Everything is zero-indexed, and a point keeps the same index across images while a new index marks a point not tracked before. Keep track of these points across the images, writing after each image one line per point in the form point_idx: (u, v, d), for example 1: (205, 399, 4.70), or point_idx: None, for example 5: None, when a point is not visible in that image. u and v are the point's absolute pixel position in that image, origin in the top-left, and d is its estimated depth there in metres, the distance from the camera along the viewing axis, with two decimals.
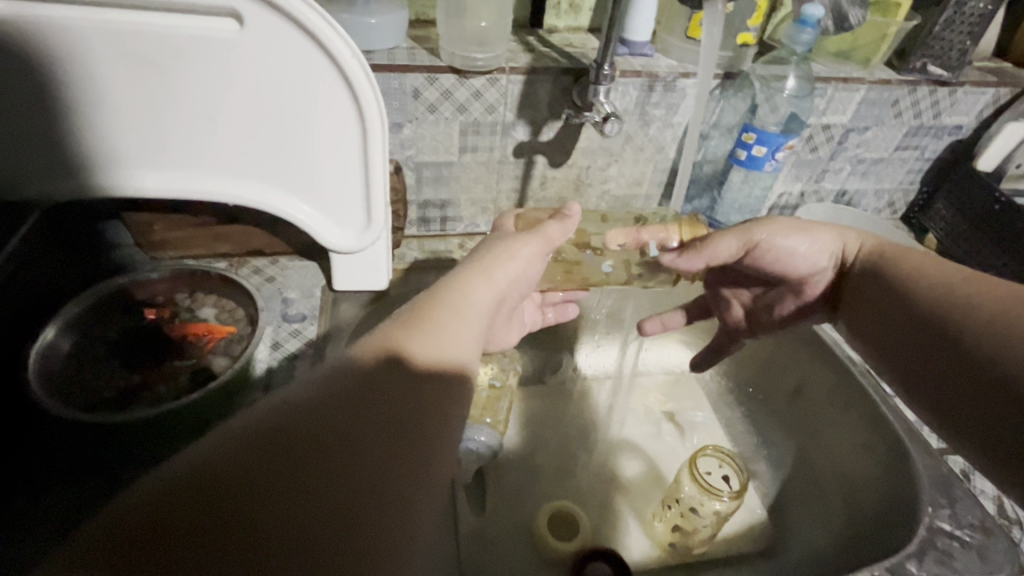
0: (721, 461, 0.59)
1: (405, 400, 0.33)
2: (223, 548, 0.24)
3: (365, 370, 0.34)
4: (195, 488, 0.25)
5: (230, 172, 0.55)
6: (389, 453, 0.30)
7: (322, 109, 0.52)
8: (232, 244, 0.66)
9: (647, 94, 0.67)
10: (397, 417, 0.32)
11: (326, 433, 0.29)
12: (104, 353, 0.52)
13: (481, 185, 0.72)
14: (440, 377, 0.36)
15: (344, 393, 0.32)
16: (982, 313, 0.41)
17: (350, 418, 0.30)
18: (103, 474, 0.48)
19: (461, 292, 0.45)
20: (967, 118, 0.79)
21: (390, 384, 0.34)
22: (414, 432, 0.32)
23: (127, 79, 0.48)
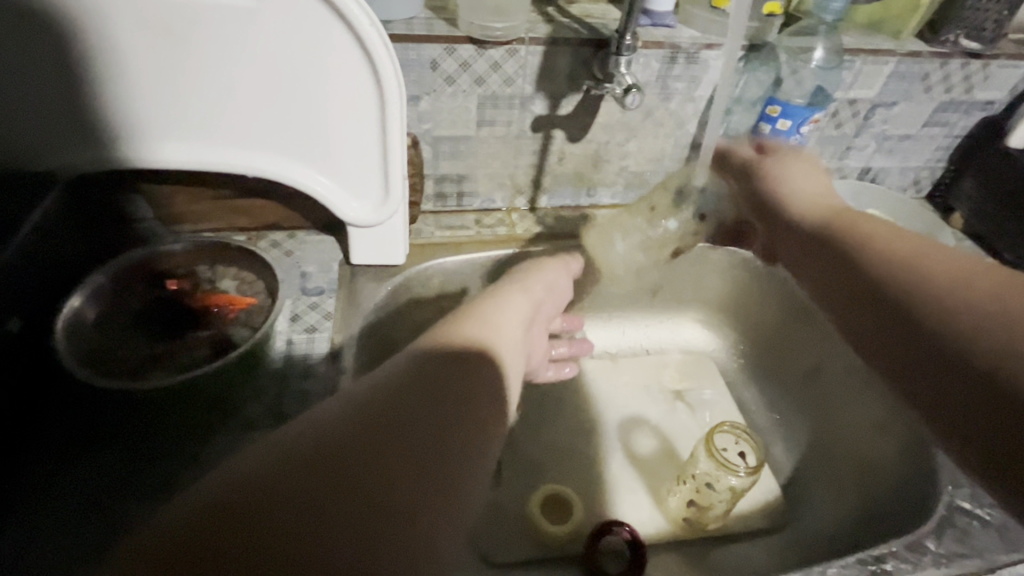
0: (737, 438, 0.59)
1: (438, 410, 0.34)
2: (259, 555, 0.25)
3: (396, 380, 0.35)
4: (231, 502, 0.26)
5: (249, 144, 0.55)
6: (418, 464, 0.31)
7: (341, 83, 0.52)
8: (250, 217, 0.66)
9: (668, 66, 0.65)
10: (427, 427, 0.33)
11: (359, 441, 0.30)
12: (127, 323, 0.53)
13: (498, 160, 0.71)
14: (465, 391, 0.37)
15: (374, 401, 0.33)
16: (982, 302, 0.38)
17: (381, 428, 0.31)
18: (129, 441, 0.49)
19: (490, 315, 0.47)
20: (1000, 93, 0.77)
21: (420, 391, 0.35)
22: (443, 443, 0.33)
23: (149, 49, 0.47)
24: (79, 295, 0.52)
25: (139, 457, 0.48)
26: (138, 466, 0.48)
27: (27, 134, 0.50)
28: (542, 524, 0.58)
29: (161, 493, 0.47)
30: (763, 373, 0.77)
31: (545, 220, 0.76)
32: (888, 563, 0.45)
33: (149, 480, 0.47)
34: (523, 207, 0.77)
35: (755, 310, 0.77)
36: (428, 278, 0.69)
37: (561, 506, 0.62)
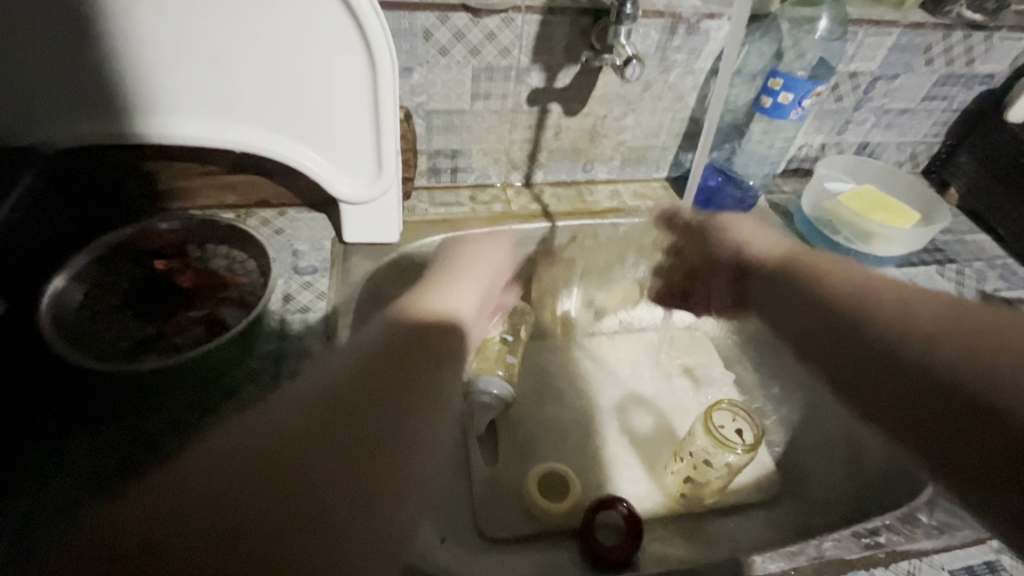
0: (734, 415, 0.60)
1: (376, 401, 0.34)
2: (208, 542, 0.26)
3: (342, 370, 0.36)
4: (179, 496, 0.27)
5: (236, 117, 0.53)
6: (359, 452, 0.31)
7: (335, 53, 0.50)
8: (239, 194, 0.65)
9: (668, 37, 0.63)
10: (365, 416, 0.33)
11: (294, 440, 0.30)
12: (115, 304, 0.51)
13: (493, 135, 0.69)
14: (412, 373, 0.38)
15: (321, 391, 0.34)
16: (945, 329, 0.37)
17: (316, 424, 0.31)
18: (124, 421, 0.48)
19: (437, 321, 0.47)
20: (1000, 66, 0.76)
21: (363, 377, 0.36)
22: (383, 430, 0.33)
23: (132, 11, 0.45)
24: (63, 276, 0.50)
25: (134, 437, 0.47)
26: (135, 446, 0.47)
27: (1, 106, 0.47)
28: (541, 503, 0.58)
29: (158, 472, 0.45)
30: None
31: (541, 196, 0.75)
32: (881, 535, 0.46)
33: (146, 460, 0.46)
34: (519, 183, 0.75)
35: None
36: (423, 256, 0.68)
37: (557, 484, 0.61)
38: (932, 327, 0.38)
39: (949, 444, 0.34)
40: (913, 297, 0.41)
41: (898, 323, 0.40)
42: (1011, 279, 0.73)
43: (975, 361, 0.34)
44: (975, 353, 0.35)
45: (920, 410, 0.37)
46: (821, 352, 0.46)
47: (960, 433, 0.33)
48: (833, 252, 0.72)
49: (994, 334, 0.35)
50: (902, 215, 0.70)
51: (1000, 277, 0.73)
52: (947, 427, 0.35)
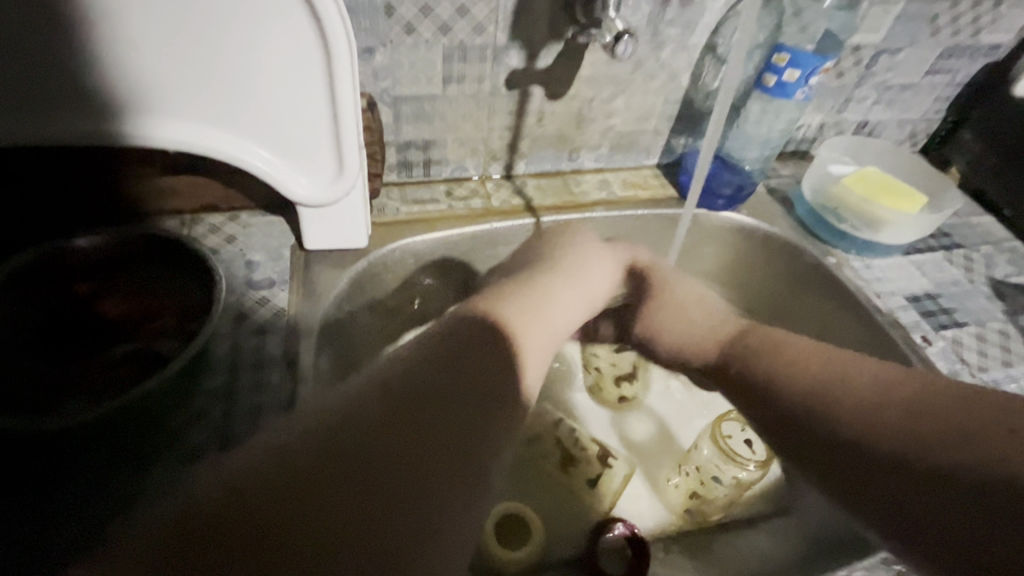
0: (744, 425, 0.55)
1: (435, 413, 0.33)
2: (281, 530, 0.25)
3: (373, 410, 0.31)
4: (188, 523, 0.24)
5: (171, 112, 0.45)
6: (417, 448, 0.31)
7: (284, 28, 0.42)
8: (180, 199, 0.57)
9: (661, 9, 0.57)
10: (436, 420, 0.32)
11: (352, 430, 0.30)
12: (32, 340, 0.43)
13: (470, 123, 0.62)
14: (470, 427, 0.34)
15: (387, 399, 0.32)
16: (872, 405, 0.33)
17: (389, 424, 0.31)
18: (45, 485, 0.40)
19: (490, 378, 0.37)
20: (1007, 36, 0.71)
21: (397, 419, 0.31)
22: (449, 450, 0.32)
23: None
24: None
25: (48, 500, 0.40)
26: (60, 511, 0.40)
27: None
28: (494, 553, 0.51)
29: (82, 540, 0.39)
30: None
31: (525, 188, 0.68)
32: None
33: (75, 527, 0.39)
34: (499, 176, 0.69)
35: (751, 280, 0.72)
36: (395, 260, 0.61)
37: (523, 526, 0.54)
38: (899, 410, 0.32)
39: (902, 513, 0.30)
40: (854, 369, 0.36)
41: (859, 415, 0.33)
42: (1019, 263, 0.70)
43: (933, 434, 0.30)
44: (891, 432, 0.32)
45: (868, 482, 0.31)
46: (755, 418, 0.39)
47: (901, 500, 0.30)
48: (838, 241, 0.67)
49: (911, 417, 0.32)
50: (908, 199, 0.65)
51: (1009, 261, 0.69)
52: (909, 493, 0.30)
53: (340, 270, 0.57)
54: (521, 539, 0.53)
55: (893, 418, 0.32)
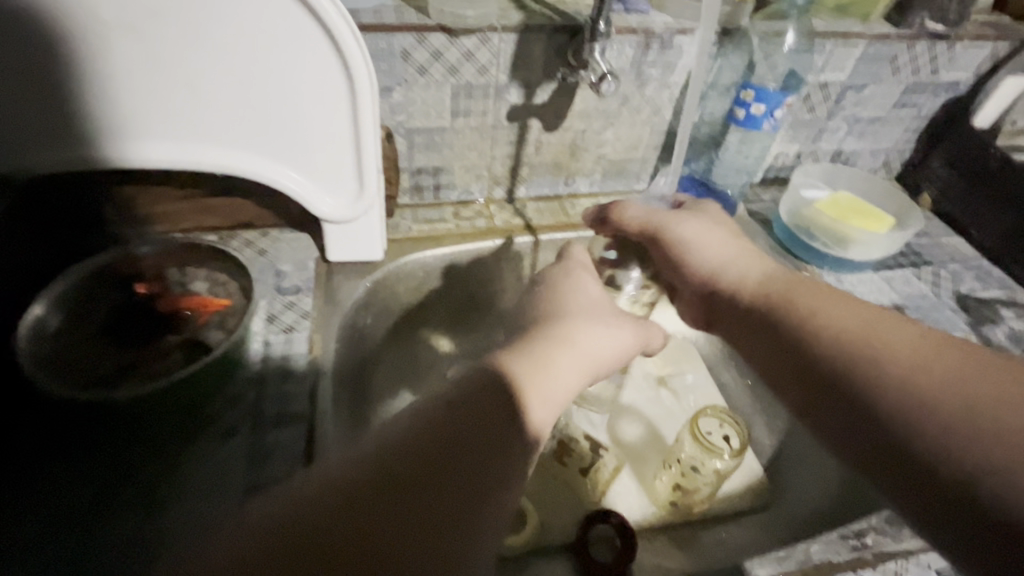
0: (721, 421, 0.60)
1: (444, 466, 0.34)
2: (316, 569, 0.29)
3: (405, 447, 0.35)
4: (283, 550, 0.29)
5: (221, 142, 0.53)
6: (429, 491, 0.33)
7: (298, 60, 0.49)
8: (219, 217, 0.64)
9: (643, 52, 0.65)
10: (456, 473, 0.34)
11: (365, 489, 0.32)
12: (93, 332, 0.50)
13: (475, 151, 0.70)
14: (484, 455, 0.36)
15: (419, 439, 0.35)
16: (912, 370, 0.37)
17: (400, 479, 0.33)
18: (100, 454, 0.46)
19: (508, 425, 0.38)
20: (965, 74, 0.78)
21: (427, 456, 0.35)
22: (446, 510, 0.33)
23: (107, 45, 0.45)
24: (41, 302, 0.49)
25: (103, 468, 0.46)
26: (112, 477, 0.45)
27: None
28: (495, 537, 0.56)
29: (133, 502, 0.44)
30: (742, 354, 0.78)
31: (525, 210, 0.75)
32: (868, 536, 0.47)
33: (124, 492, 0.45)
34: (501, 199, 0.76)
35: None
36: (407, 273, 0.68)
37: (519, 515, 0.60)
38: (950, 393, 0.35)
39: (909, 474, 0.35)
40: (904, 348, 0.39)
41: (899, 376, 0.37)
42: (985, 279, 0.75)
43: (948, 421, 0.34)
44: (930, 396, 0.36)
45: (879, 456, 0.36)
46: (787, 372, 0.44)
47: (907, 477, 0.35)
48: (812, 258, 0.73)
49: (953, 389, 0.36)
50: (876, 219, 0.71)
51: (975, 278, 0.75)
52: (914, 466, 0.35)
53: (359, 280, 0.64)
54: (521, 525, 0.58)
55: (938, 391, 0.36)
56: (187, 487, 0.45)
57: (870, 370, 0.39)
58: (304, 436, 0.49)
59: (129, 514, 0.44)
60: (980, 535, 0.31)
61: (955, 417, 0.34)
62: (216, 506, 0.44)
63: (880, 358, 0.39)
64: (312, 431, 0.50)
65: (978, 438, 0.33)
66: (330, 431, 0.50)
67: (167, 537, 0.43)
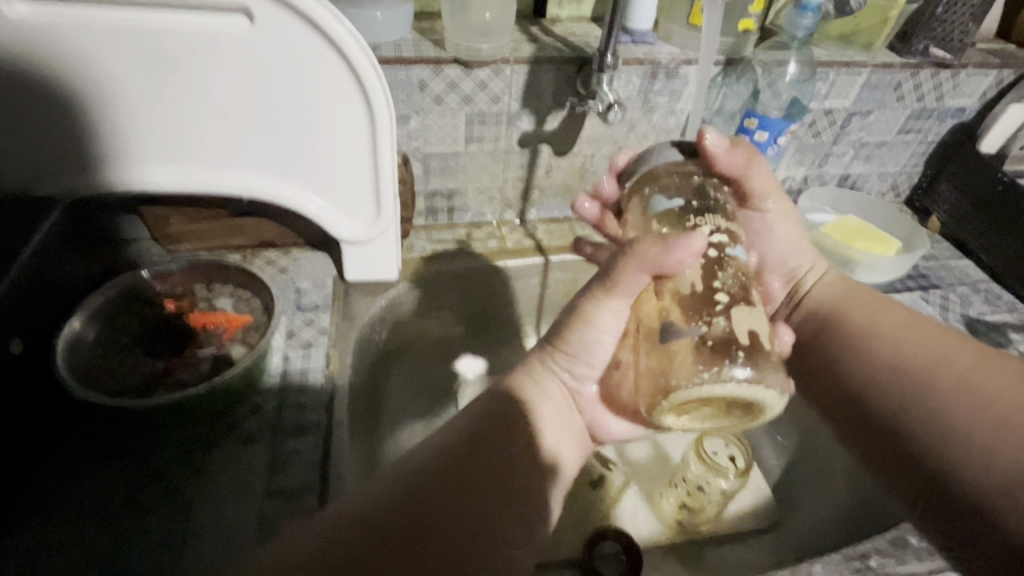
0: (727, 441, 0.61)
1: (465, 495, 0.38)
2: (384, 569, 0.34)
3: (445, 471, 0.38)
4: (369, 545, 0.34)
5: (247, 166, 0.56)
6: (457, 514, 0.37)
7: (293, 74, 0.51)
8: (243, 236, 0.67)
9: (650, 81, 0.67)
10: (472, 502, 0.37)
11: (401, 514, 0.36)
12: (127, 343, 0.53)
13: (488, 175, 0.73)
14: (499, 481, 0.39)
15: (452, 466, 0.39)
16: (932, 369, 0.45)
17: (427, 511, 0.36)
18: (130, 456, 0.49)
19: (507, 450, 0.41)
20: (970, 100, 0.79)
21: (456, 482, 0.38)
22: (475, 529, 0.37)
23: (119, 76, 0.49)
24: (80, 315, 0.52)
25: (131, 470, 0.49)
26: (139, 479, 0.48)
27: (30, 161, 0.51)
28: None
29: (157, 504, 0.47)
30: None
31: (536, 232, 0.78)
32: (872, 558, 0.47)
33: (150, 493, 0.47)
34: (513, 221, 0.79)
35: None
36: (421, 291, 0.70)
37: None
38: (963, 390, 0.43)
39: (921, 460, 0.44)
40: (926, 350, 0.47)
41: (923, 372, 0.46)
42: (994, 303, 0.75)
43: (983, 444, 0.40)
44: (946, 390, 0.44)
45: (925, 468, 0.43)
46: (853, 390, 0.50)
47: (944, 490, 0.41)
48: None
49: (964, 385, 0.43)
50: (881, 243, 0.72)
51: (984, 301, 0.75)
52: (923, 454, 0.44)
53: (373, 299, 0.66)
54: None
55: (955, 385, 0.44)
56: (208, 492, 0.48)
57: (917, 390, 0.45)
58: (319, 447, 0.51)
59: (153, 515, 0.46)
60: (993, 528, 0.38)
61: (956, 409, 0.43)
62: (238, 510, 0.47)
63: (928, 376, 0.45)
64: (327, 441, 0.52)
65: (1007, 451, 0.39)
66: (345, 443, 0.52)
67: (188, 538, 0.45)
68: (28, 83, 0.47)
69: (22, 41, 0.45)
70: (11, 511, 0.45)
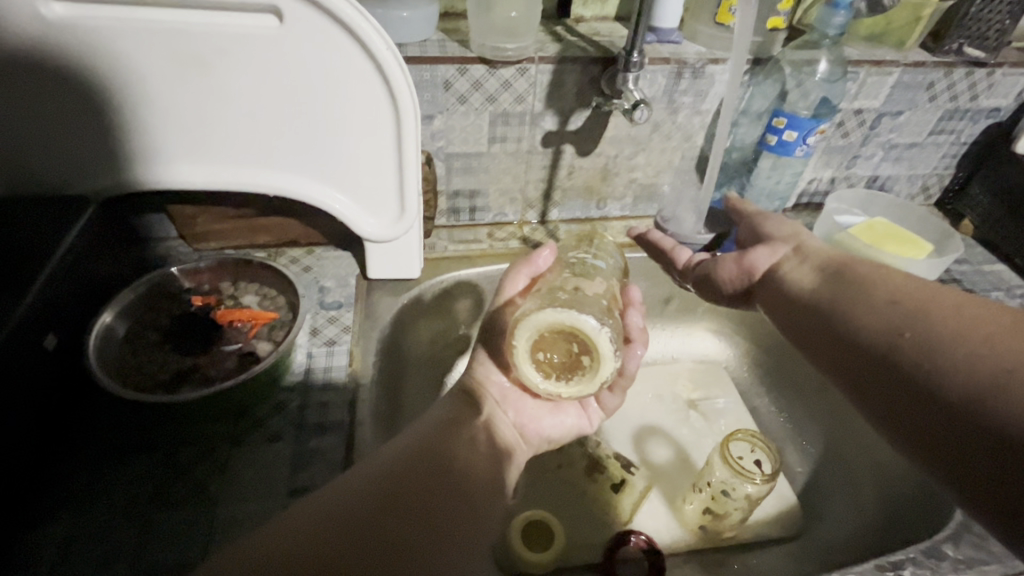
0: (753, 446, 0.60)
1: (422, 497, 0.37)
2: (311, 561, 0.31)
3: (386, 482, 0.37)
4: (265, 548, 0.31)
5: (274, 165, 0.57)
6: (401, 521, 0.35)
7: (321, 74, 0.52)
8: (269, 235, 0.68)
9: (675, 81, 0.67)
10: (413, 511, 0.36)
11: (363, 508, 0.35)
12: (155, 339, 0.54)
13: (510, 175, 0.73)
14: (451, 497, 0.39)
15: (395, 477, 0.38)
16: (939, 323, 0.42)
17: (384, 508, 0.36)
18: (157, 452, 0.50)
19: (456, 475, 0.40)
20: (1006, 100, 0.77)
21: (402, 492, 0.37)
22: (419, 533, 0.35)
23: (154, 76, 0.50)
24: (110, 311, 0.53)
25: (157, 466, 0.49)
26: (166, 474, 0.49)
27: (66, 159, 0.52)
28: (519, 553, 0.56)
29: (183, 500, 0.47)
30: (774, 380, 0.78)
31: (557, 233, 0.77)
32: (906, 569, 0.46)
33: (176, 488, 0.48)
34: (535, 222, 0.78)
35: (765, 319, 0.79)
36: (442, 291, 0.70)
37: (543, 534, 0.59)
38: (970, 343, 0.39)
39: (929, 425, 0.39)
40: (934, 311, 0.43)
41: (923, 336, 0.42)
42: None
43: (985, 365, 0.37)
44: (955, 341, 0.40)
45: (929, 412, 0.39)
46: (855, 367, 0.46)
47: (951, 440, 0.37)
48: None
49: (972, 336, 0.40)
50: (914, 246, 0.71)
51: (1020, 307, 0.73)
52: (934, 419, 0.39)
53: (397, 298, 0.66)
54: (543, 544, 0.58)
55: (968, 335, 0.40)
56: (233, 489, 0.48)
57: (904, 330, 0.43)
58: (342, 444, 0.51)
59: (179, 512, 0.46)
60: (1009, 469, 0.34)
61: (963, 362, 0.39)
62: (263, 505, 0.47)
63: (917, 314, 0.44)
64: (350, 438, 0.52)
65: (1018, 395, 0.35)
66: (367, 439, 0.52)
67: (214, 533, 0.45)
68: (65, 82, 0.48)
69: (63, 41, 0.46)
70: (41, 504, 0.46)
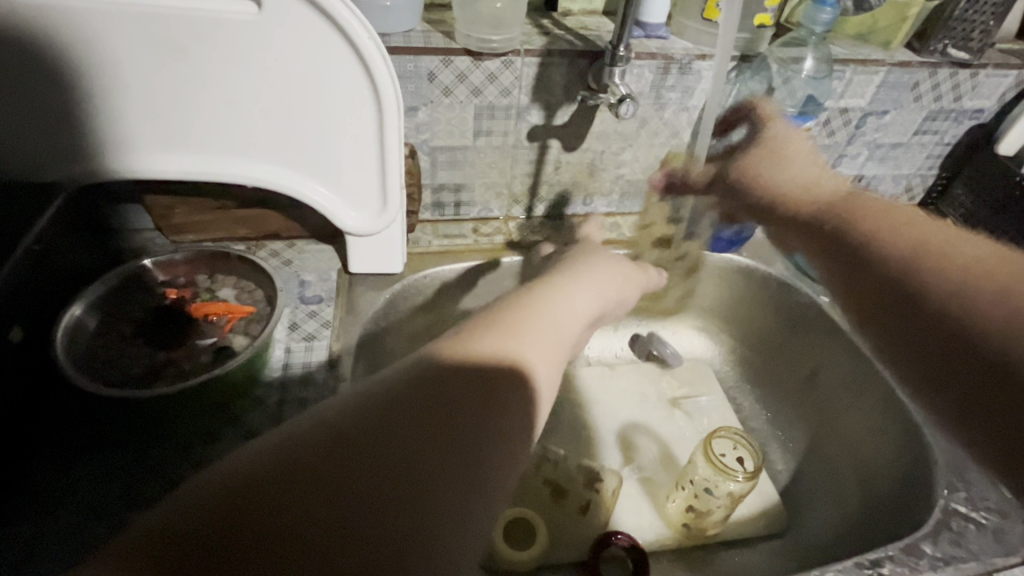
0: (736, 443, 0.60)
1: (426, 435, 0.28)
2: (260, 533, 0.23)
3: (375, 417, 0.28)
4: (195, 515, 0.23)
5: (253, 155, 0.55)
6: (393, 471, 0.26)
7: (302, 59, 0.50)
8: (249, 228, 0.67)
9: (662, 76, 0.66)
10: (410, 455, 0.27)
11: (342, 456, 0.26)
12: (127, 332, 0.52)
13: (496, 169, 0.72)
14: (467, 434, 0.29)
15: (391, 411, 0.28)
16: (968, 277, 0.39)
17: (342, 455, 0.26)
18: (130, 447, 0.49)
19: (474, 407, 0.30)
20: (989, 102, 0.78)
21: (395, 431, 0.28)
22: (418, 482, 0.26)
23: (125, 62, 0.48)
24: (80, 304, 0.51)
25: (129, 462, 0.48)
26: (139, 469, 0.47)
27: (35, 145, 0.51)
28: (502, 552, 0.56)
29: (154, 497, 0.46)
30: (761, 377, 0.78)
31: (543, 228, 0.77)
32: (885, 566, 0.46)
33: (147, 485, 0.46)
34: (520, 217, 0.78)
35: (751, 317, 0.79)
36: (425, 287, 0.69)
37: (526, 532, 0.59)
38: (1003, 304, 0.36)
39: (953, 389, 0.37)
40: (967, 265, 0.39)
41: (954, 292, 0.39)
42: None
43: (993, 321, 0.36)
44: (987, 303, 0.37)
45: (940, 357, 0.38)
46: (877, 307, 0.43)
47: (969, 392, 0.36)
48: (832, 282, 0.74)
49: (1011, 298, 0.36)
50: None
51: None
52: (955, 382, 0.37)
53: (378, 294, 0.65)
54: (528, 542, 0.58)
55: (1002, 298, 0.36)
56: None
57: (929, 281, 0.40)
58: None
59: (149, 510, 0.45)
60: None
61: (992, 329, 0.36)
62: None
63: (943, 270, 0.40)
64: None
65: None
66: None
67: None
68: (33, 64, 0.47)
69: (29, 22, 0.45)
70: (7, 501, 0.45)
